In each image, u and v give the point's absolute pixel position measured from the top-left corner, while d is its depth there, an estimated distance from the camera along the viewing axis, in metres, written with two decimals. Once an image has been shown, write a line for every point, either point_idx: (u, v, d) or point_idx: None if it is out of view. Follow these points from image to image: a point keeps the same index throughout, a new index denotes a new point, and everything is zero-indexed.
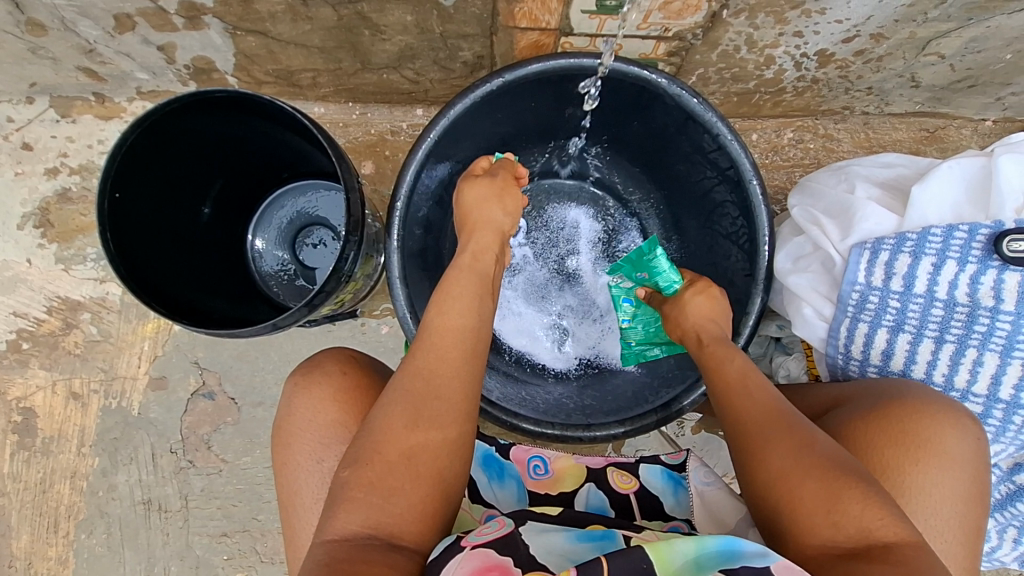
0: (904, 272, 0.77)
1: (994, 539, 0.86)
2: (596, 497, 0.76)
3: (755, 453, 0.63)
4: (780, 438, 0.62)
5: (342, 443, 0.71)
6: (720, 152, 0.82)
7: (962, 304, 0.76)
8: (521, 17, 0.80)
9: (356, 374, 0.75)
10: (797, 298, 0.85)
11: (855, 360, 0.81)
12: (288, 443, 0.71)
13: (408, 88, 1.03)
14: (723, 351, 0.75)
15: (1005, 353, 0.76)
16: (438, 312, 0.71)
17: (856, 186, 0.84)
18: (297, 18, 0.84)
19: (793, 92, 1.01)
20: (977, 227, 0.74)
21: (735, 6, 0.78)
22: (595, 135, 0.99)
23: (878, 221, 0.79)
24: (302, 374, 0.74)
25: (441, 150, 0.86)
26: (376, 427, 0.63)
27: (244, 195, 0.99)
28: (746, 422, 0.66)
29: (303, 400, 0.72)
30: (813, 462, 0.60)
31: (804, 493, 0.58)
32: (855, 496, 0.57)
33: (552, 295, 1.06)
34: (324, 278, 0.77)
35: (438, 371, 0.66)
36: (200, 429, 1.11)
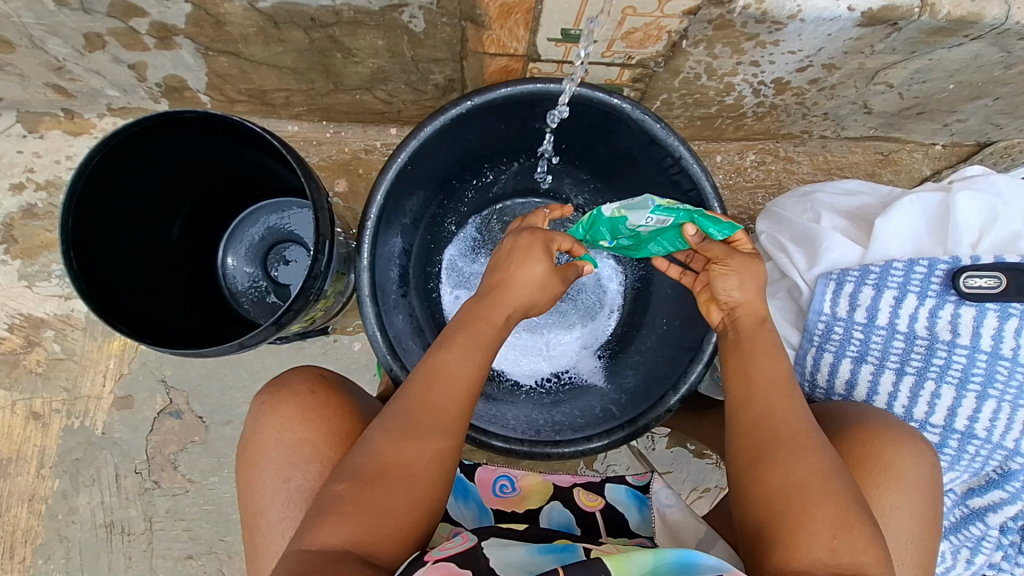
0: (867, 304, 0.80)
1: (948, 560, 0.86)
2: (562, 514, 0.76)
3: (763, 460, 0.65)
4: (799, 453, 0.63)
5: (309, 460, 0.71)
6: (682, 174, 0.86)
7: (922, 337, 0.79)
8: (490, 43, 0.82)
9: (325, 393, 0.75)
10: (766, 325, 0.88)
11: (821, 388, 0.83)
12: (254, 463, 0.71)
13: (381, 109, 1.04)
14: (767, 344, 0.72)
15: (961, 385, 0.79)
16: (462, 355, 0.70)
17: (822, 216, 0.88)
18: (269, 40, 0.85)
19: (753, 117, 1.06)
20: (936, 263, 0.78)
21: (693, 37, 0.81)
22: (563, 156, 1.02)
23: (843, 252, 0.82)
24: (269, 393, 0.74)
25: (413, 171, 0.88)
26: (377, 447, 0.64)
27: (216, 214, 0.99)
28: (772, 426, 0.66)
29: (270, 419, 0.72)
30: (825, 488, 0.61)
31: (818, 511, 0.60)
32: (861, 530, 0.59)
33: (544, 313, 1.08)
34: (292, 296, 0.76)
35: (444, 402, 0.67)
36: (166, 448, 1.09)
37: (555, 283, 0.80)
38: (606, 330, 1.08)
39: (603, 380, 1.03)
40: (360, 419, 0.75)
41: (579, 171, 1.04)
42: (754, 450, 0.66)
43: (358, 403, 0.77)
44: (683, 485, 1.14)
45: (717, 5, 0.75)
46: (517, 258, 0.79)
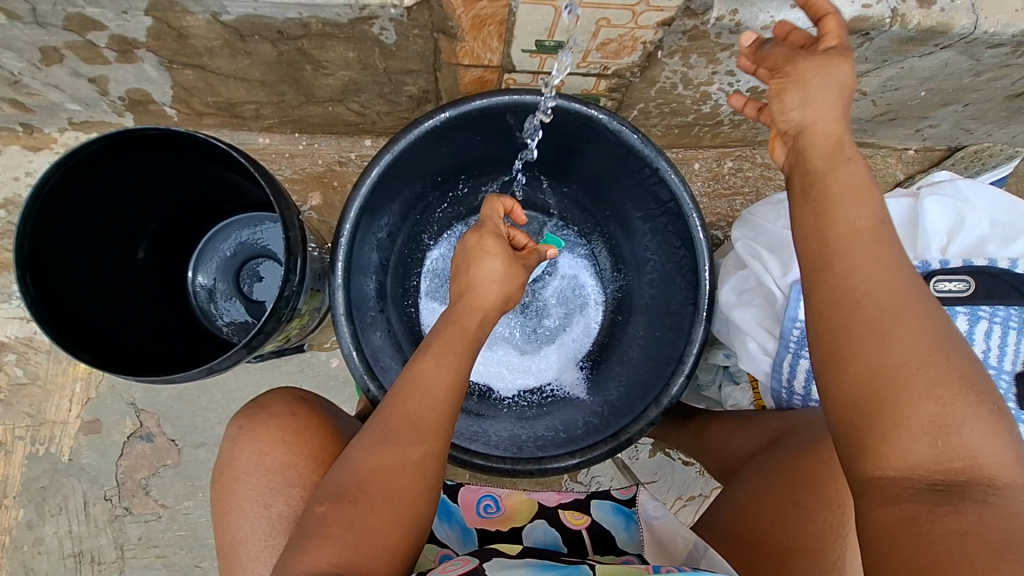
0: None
1: None
2: (548, 533, 0.74)
3: (839, 340, 0.52)
4: (892, 333, 0.50)
5: (289, 485, 0.68)
6: (660, 186, 0.86)
7: None
8: (464, 54, 0.81)
9: (307, 416, 0.72)
10: (743, 333, 0.84)
11: (794, 395, 0.82)
12: (232, 490, 0.68)
13: (355, 120, 1.02)
14: (848, 176, 0.56)
15: None
16: (436, 364, 0.68)
17: None
18: (235, 53, 0.82)
19: (730, 125, 1.06)
20: None
21: (668, 47, 0.81)
22: (541, 167, 1.00)
23: None
24: (247, 416, 0.71)
25: (387, 185, 0.86)
26: (359, 464, 0.62)
27: (185, 231, 0.96)
28: (850, 296, 0.52)
29: (249, 442, 0.69)
30: (930, 377, 0.48)
31: (920, 405, 0.48)
32: (977, 424, 0.47)
33: (517, 331, 1.08)
34: (263, 318, 0.73)
35: (423, 411, 0.65)
36: (137, 473, 1.05)
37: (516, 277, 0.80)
38: (591, 338, 1.07)
39: (586, 393, 1.01)
40: (343, 441, 0.72)
41: (558, 182, 1.03)
42: (828, 331, 0.53)
43: (341, 424, 0.75)
44: (668, 493, 1.13)
45: (690, 16, 0.75)
46: (472, 259, 0.79)
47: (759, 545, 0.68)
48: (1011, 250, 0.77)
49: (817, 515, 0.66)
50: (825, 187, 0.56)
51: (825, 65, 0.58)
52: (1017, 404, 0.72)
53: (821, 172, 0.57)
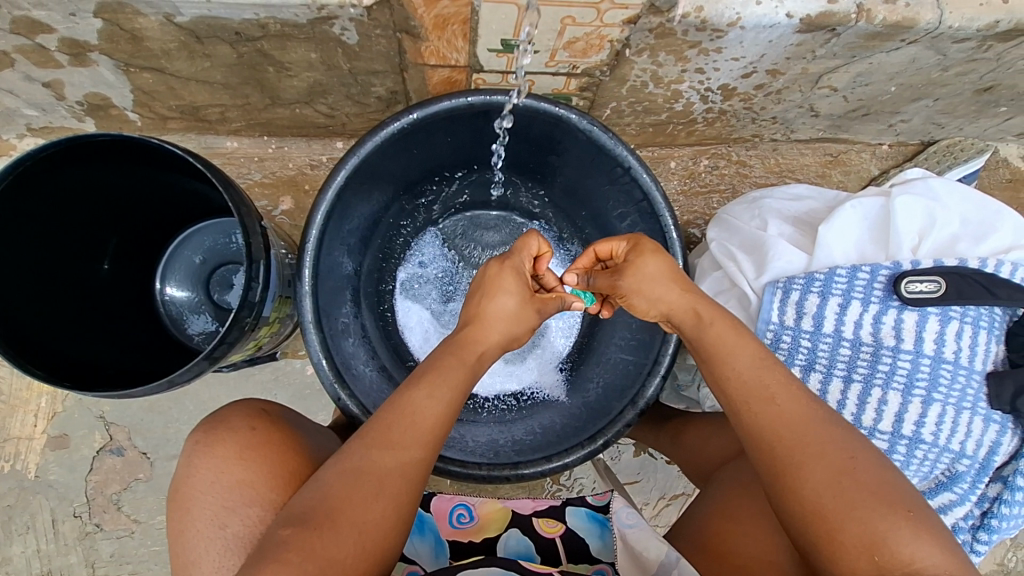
0: (813, 312, 0.78)
1: None
2: (520, 543, 0.73)
3: (784, 474, 0.60)
4: (818, 462, 0.59)
5: (248, 504, 0.66)
6: (633, 185, 0.85)
7: (867, 343, 0.77)
8: (429, 54, 0.79)
9: (267, 430, 0.71)
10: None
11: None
12: (187, 508, 0.66)
13: (324, 122, 1.00)
14: (731, 336, 0.67)
15: (907, 391, 0.76)
16: (429, 395, 0.67)
17: (768, 223, 0.87)
18: (194, 55, 0.80)
19: (704, 122, 1.06)
20: (878, 268, 0.77)
21: (636, 45, 0.80)
22: (515, 169, 0.99)
23: (789, 260, 0.81)
24: (205, 432, 0.69)
25: (355, 190, 0.85)
26: (331, 488, 0.61)
27: (148, 240, 0.94)
28: (779, 433, 0.61)
29: (205, 460, 0.68)
30: (852, 498, 0.57)
31: (851, 526, 0.56)
32: (906, 531, 0.55)
33: None
34: (226, 327, 0.71)
35: (405, 442, 0.64)
36: (108, 488, 1.03)
37: (529, 315, 0.79)
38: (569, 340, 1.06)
39: (564, 395, 1.01)
40: (306, 459, 0.71)
41: (533, 183, 1.02)
42: (771, 467, 0.61)
43: (305, 439, 0.74)
44: (651, 493, 1.13)
45: (656, 14, 0.74)
46: (485, 293, 0.79)
47: (732, 556, 0.67)
48: (981, 248, 0.77)
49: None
50: (716, 350, 0.67)
51: (633, 269, 0.74)
52: (986, 402, 0.75)
53: (704, 340, 0.69)
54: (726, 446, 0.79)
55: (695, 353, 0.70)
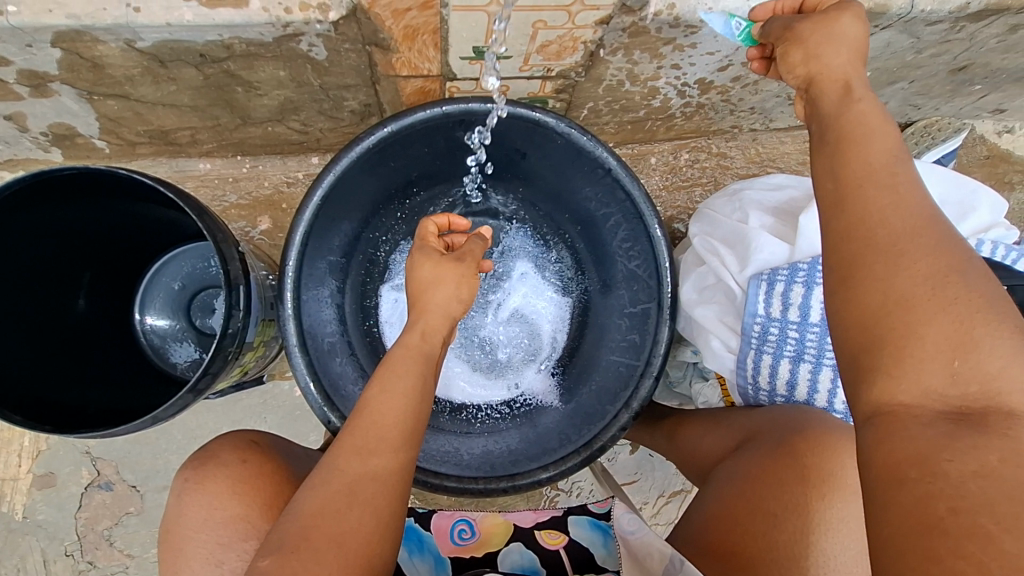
0: (800, 303, 0.74)
1: None
2: (524, 556, 0.72)
3: (867, 260, 0.48)
4: (917, 250, 0.46)
5: (243, 539, 0.64)
6: (615, 184, 0.85)
7: None
8: (401, 66, 0.78)
9: (258, 462, 0.69)
10: (705, 331, 0.82)
11: (763, 391, 0.78)
12: (182, 549, 0.64)
13: (298, 139, 0.98)
14: (873, 117, 0.54)
15: None
16: (380, 391, 0.67)
17: (749, 216, 0.81)
18: (158, 79, 0.78)
19: (682, 117, 1.06)
20: None
21: (609, 45, 0.79)
22: (493, 175, 0.99)
23: (771, 251, 0.76)
24: (194, 468, 0.67)
25: (333, 208, 0.83)
26: (305, 507, 0.60)
27: (125, 270, 0.92)
28: (880, 219, 0.48)
29: (196, 497, 0.66)
30: (953, 292, 0.44)
31: (934, 330, 0.44)
32: (1001, 345, 0.43)
33: (472, 359, 1.05)
34: (209, 357, 0.69)
35: (374, 448, 0.63)
36: (99, 524, 1.00)
37: (448, 268, 0.78)
38: (557, 343, 1.05)
39: (557, 399, 1.00)
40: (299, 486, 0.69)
41: (514, 190, 1.01)
42: (849, 259, 0.49)
43: (296, 469, 0.72)
44: (651, 492, 1.12)
45: (628, 13, 0.73)
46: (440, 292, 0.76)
47: (739, 555, 0.64)
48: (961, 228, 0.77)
49: (784, 523, 0.63)
50: (845, 133, 0.53)
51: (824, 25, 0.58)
52: None
53: (845, 118, 0.54)
54: (723, 441, 0.77)
55: (821, 135, 0.55)
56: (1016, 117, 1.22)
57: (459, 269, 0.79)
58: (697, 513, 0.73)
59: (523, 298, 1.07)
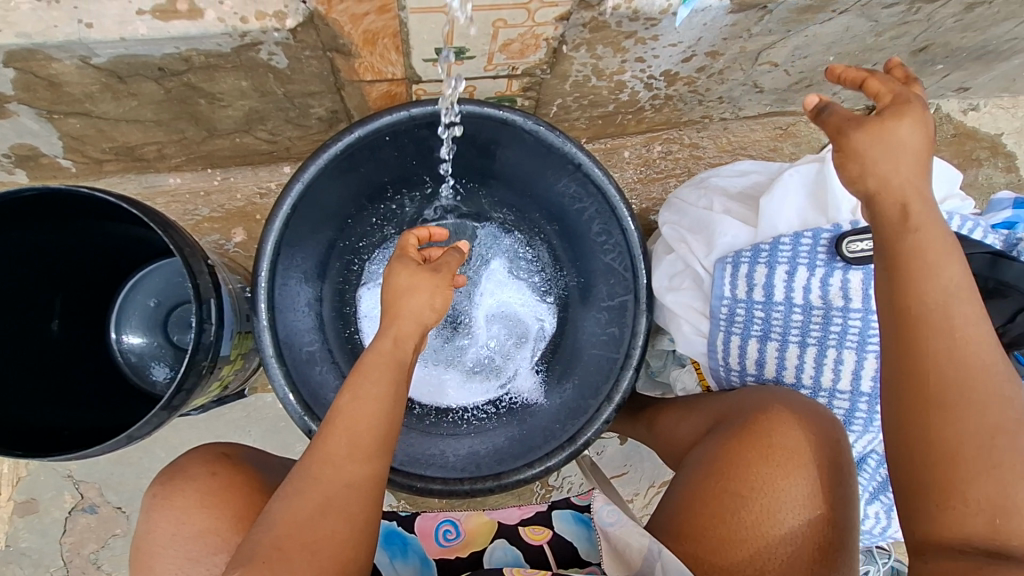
0: (763, 283, 0.75)
1: (882, 520, 0.80)
2: (508, 552, 0.72)
3: (924, 408, 0.55)
4: (965, 405, 0.54)
5: (212, 553, 0.64)
6: (586, 179, 0.85)
7: (818, 307, 0.74)
8: (364, 70, 0.78)
9: (228, 474, 0.68)
10: (676, 316, 0.82)
11: (734, 371, 0.79)
12: (150, 566, 0.64)
13: (267, 148, 0.97)
14: (938, 248, 0.57)
15: (861, 347, 0.74)
16: (353, 397, 0.67)
17: (713, 202, 0.83)
18: (118, 96, 0.77)
19: (652, 109, 1.06)
20: (819, 232, 0.73)
21: (571, 41, 0.79)
22: (465, 176, 0.98)
23: (734, 234, 0.78)
24: (162, 484, 0.67)
25: (303, 216, 0.83)
26: (279, 515, 0.60)
27: (98, 289, 0.91)
28: (936, 371, 0.55)
29: (164, 513, 0.65)
30: (998, 457, 0.52)
31: (978, 488, 0.52)
32: None
33: (454, 360, 1.06)
34: (182, 372, 0.69)
35: (348, 455, 0.63)
36: (84, 548, 0.99)
37: (424, 277, 0.76)
38: (540, 341, 1.05)
39: (542, 396, 1.00)
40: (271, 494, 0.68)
41: (487, 190, 1.01)
42: (907, 402, 0.56)
43: (275, 479, 0.71)
44: (640, 483, 1.13)
45: (587, 8, 0.73)
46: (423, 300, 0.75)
47: (705, 539, 0.61)
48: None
49: (751, 503, 0.60)
50: (909, 266, 0.57)
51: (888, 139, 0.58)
52: None
53: (901, 247, 0.58)
54: (695, 428, 0.75)
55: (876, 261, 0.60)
56: (980, 95, 1.24)
57: (434, 279, 0.76)
58: (670, 498, 0.68)
59: (501, 297, 1.07)
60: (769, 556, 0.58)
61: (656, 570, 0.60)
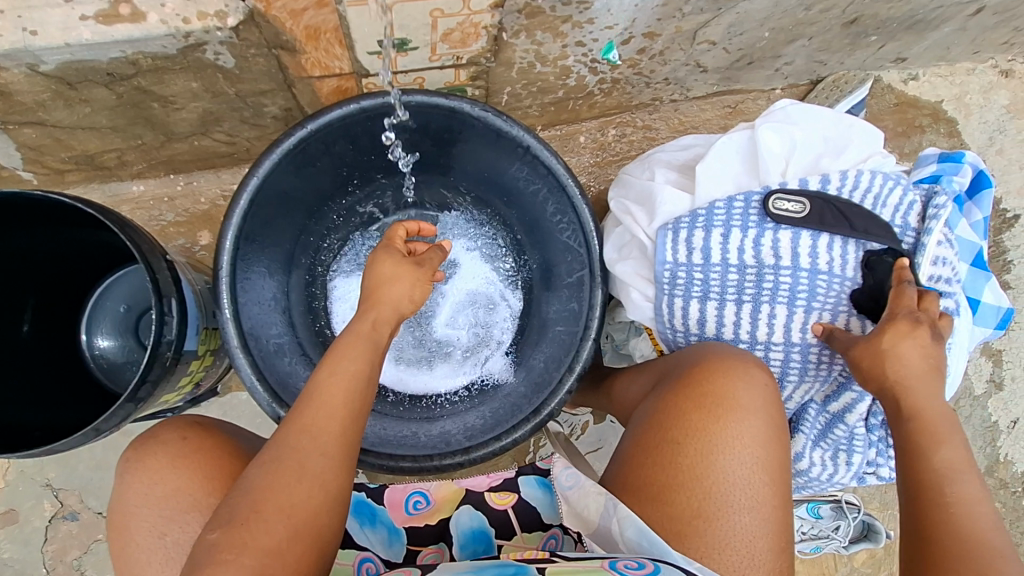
0: (701, 246, 0.80)
1: (830, 467, 0.82)
2: (473, 518, 0.76)
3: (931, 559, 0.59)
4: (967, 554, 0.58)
5: (187, 510, 0.65)
6: (536, 161, 0.88)
7: (751, 266, 0.79)
8: (312, 66, 0.80)
9: (199, 438, 0.69)
10: (626, 285, 0.87)
11: (680, 332, 0.83)
12: (125, 524, 0.65)
13: (227, 151, 1.00)
14: (943, 429, 0.65)
15: (791, 303, 0.78)
16: (330, 373, 0.68)
17: (656, 173, 0.87)
18: (71, 102, 0.79)
19: (601, 94, 1.10)
20: (750, 195, 0.80)
21: (510, 28, 0.83)
22: (422, 167, 1.01)
23: (674, 205, 0.82)
24: (134, 449, 0.68)
25: (261, 211, 0.85)
26: (257, 484, 0.61)
27: (68, 294, 0.93)
28: (941, 526, 0.60)
29: (136, 477, 0.66)
30: None
31: None
32: None
33: (423, 348, 1.09)
34: (145, 366, 0.71)
35: (323, 425, 0.65)
36: (67, 555, 1.00)
37: (406, 269, 0.78)
38: (508, 325, 1.09)
39: (511, 375, 1.03)
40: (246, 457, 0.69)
41: (446, 180, 1.04)
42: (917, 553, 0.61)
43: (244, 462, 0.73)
44: None
45: None
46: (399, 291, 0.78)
47: (647, 488, 0.63)
48: (842, 160, 0.82)
49: (686, 449, 0.63)
50: (922, 430, 0.65)
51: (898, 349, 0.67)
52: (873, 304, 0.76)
53: (911, 416, 0.66)
54: (642, 385, 0.78)
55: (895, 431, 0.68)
56: (919, 65, 1.29)
57: (416, 271, 0.79)
58: (618, 453, 0.70)
59: (466, 284, 1.11)
60: (709, 495, 0.61)
61: (615, 526, 0.63)
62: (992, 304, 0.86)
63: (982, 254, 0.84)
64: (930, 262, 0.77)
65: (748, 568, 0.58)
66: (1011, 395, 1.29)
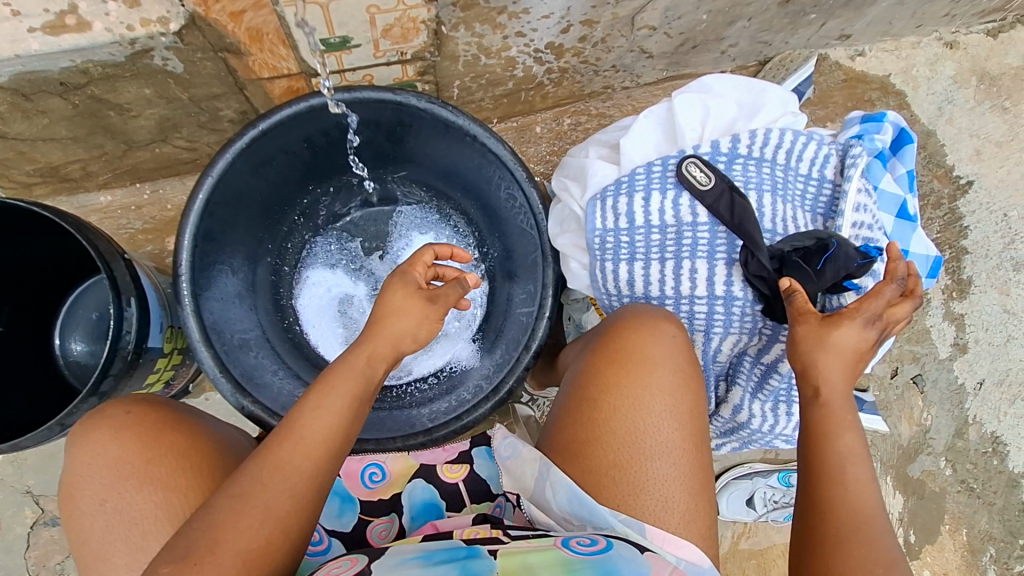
0: (625, 212, 0.84)
1: (773, 420, 0.87)
2: (425, 490, 0.81)
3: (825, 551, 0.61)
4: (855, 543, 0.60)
5: (126, 477, 0.67)
6: (483, 148, 0.90)
7: (671, 226, 0.84)
8: (260, 68, 0.84)
9: (143, 410, 0.71)
10: (566, 256, 0.93)
11: (615, 296, 0.87)
12: (71, 495, 0.67)
13: (189, 157, 1.03)
14: (842, 422, 0.66)
15: (710, 257, 0.82)
16: (316, 409, 0.68)
17: (589, 151, 0.93)
18: (28, 114, 0.83)
19: (551, 84, 1.13)
20: (667, 160, 0.85)
21: (448, 21, 0.86)
22: (377, 162, 1.04)
23: (603, 175, 0.88)
24: (83, 423, 0.70)
25: (220, 211, 0.87)
26: (218, 518, 0.59)
27: (41, 302, 0.96)
28: (834, 518, 0.62)
29: (82, 448, 0.68)
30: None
31: None
32: None
33: None
34: (105, 359, 0.75)
35: (296, 456, 0.64)
36: (50, 560, 1.02)
37: (415, 304, 0.77)
38: (477, 314, 1.11)
39: (478, 360, 1.05)
40: (192, 432, 0.71)
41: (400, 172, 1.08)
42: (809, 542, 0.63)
43: None
44: None
45: None
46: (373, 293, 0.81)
47: (569, 445, 0.66)
48: (754, 122, 0.87)
49: (602, 403, 0.66)
50: (824, 427, 0.66)
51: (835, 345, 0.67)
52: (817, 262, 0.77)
53: (814, 417, 0.67)
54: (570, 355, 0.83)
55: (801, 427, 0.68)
56: (864, 41, 1.33)
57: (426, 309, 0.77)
58: (549, 418, 0.72)
59: None
60: (624, 445, 0.64)
61: (548, 488, 0.66)
62: (921, 253, 0.91)
63: (907, 206, 0.90)
64: (851, 207, 0.82)
65: (663, 511, 0.61)
66: (976, 357, 1.31)
